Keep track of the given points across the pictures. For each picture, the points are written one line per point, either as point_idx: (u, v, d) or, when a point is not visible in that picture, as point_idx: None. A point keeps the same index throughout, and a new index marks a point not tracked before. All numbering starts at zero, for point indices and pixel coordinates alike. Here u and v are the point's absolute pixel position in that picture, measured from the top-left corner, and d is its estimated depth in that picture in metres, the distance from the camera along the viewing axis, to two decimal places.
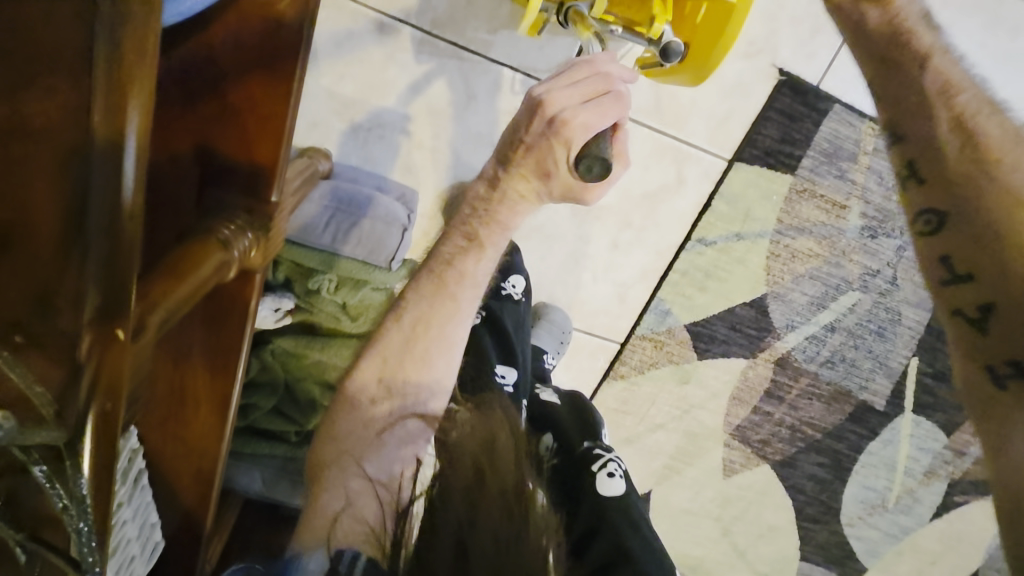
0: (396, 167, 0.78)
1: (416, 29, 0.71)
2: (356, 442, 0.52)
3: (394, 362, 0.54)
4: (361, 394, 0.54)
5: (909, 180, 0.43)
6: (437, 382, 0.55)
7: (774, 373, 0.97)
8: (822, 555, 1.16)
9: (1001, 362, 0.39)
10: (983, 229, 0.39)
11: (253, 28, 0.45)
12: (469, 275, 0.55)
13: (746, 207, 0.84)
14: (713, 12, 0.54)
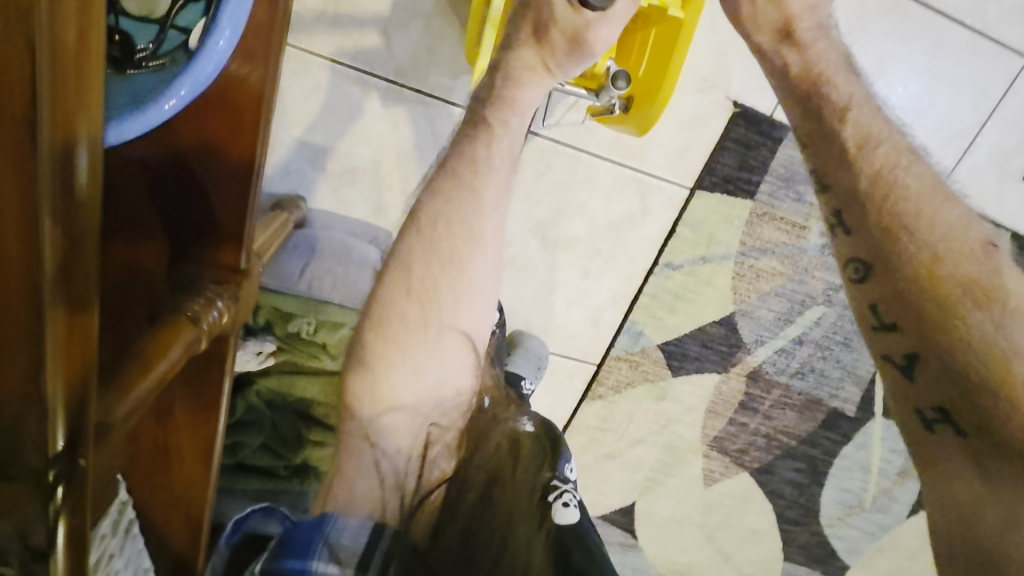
0: (368, 209, 0.80)
1: (381, 79, 0.74)
2: (380, 394, 0.50)
3: (424, 266, 0.50)
4: (392, 311, 0.50)
5: (842, 227, 0.46)
6: (469, 284, 0.51)
7: (746, 386, 1.01)
8: (805, 555, 1.20)
9: (928, 407, 0.42)
10: (902, 289, 0.42)
11: (218, 110, 0.46)
12: (483, 162, 0.50)
13: (709, 232, 0.87)
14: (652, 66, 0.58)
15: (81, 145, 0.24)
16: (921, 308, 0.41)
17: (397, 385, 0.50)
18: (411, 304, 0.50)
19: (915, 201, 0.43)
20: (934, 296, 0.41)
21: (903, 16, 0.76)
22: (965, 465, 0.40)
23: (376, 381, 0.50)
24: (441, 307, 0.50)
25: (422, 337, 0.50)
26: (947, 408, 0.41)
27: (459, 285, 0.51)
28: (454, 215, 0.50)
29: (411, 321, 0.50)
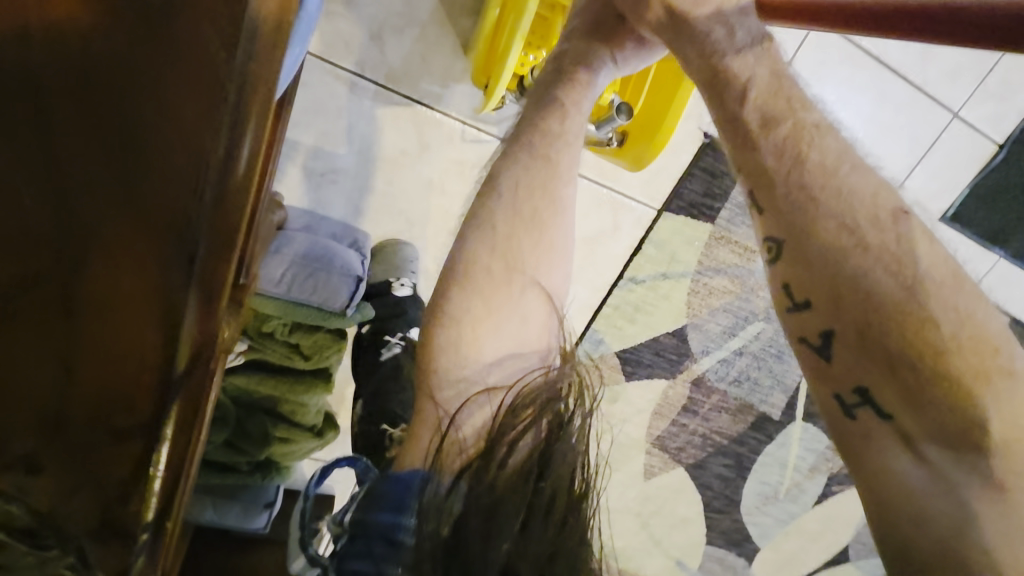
0: (347, 211, 0.80)
1: (371, 82, 0.72)
2: (463, 339, 0.53)
3: (508, 228, 0.55)
4: (474, 266, 0.55)
5: (755, 208, 0.48)
6: (556, 248, 0.57)
7: (690, 391, 1.09)
8: (724, 539, 1.33)
9: (850, 392, 0.44)
10: (806, 257, 0.45)
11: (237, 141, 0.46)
12: (562, 135, 0.57)
13: (671, 251, 0.92)
14: (650, 107, 0.62)
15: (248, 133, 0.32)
16: (834, 278, 0.43)
17: (482, 337, 0.53)
18: (495, 259, 0.55)
19: (814, 213, 0.44)
20: (864, 287, 0.42)
21: (859, 66, 0.83)
22: (906, 457, 0.42)
23: (460, 332, 0.53)
24: (525, 267, 0.55)
25: (500, 288, 0.54)
26: (868, 389, 0.43)
27: (542, 244, 0.56)
28: (534, 178, 0.56)
29: (496, 275, 0.54)
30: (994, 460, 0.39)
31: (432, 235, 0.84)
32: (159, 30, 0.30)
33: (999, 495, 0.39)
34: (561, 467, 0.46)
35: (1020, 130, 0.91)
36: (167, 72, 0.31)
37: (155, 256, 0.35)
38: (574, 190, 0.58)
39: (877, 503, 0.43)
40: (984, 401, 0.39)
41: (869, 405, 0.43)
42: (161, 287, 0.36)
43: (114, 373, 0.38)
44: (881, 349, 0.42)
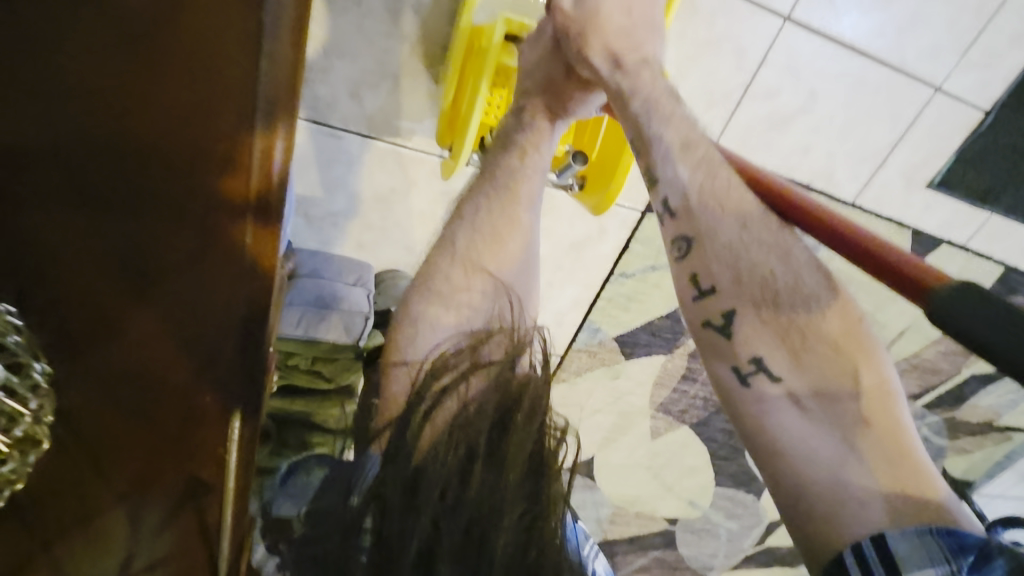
0: (351, 246, 0.87)
1: (356, 134, 0.76)
2: (420, 334, 0.58)
3: (470, 241, 0.61)
4: (436, 272, 0.60)
5: (669, 214, 0.54)
6: (511, 258, 0.63)
7: (688, 362, 1.17)
8: (732, 480, 1.46)
9: (747, 361, 0.50)
10: (711, 254, 0.52)
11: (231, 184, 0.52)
12: (517, 171, 0.62)
13: (658, 245, 0.97)
14: (606, 147, 0.67)
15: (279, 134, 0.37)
16: (737, 265, 0.50)
17: (437, 336, 0.58)
18: (457, 266, 0.61)
19: (717, 225, 0.51)
20: (762, 267, 0.49)
21: (830, 54, 0.82)
22: (795, 412, 0.48)
23: (418, 331, 0.58)
24: (485, 272, 0.61)
25: (465, 292, 0.60)
26: (761, 357, 0.49)
27: (503, 255, 0.62)
28: (494, 205, 0.62)
29: (455, 281, 0.60)
30: (861, 403, 0.45)
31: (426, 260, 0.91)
32: (204, 59, 0.34)
33: (865, 429, 0.45)
34: (479, 423, 0.51)
35: (1009, 92, 0.90)
36: (204, 50, 0.34)
37: (215, 265, 0.42)
38: (533, 214, 0.64)
39: (775, 465, 0.48)
40: (851, 354, 0.46)
41: (761, 371, 0.49)
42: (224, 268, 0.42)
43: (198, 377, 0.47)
44: (774, 318, 0.49)
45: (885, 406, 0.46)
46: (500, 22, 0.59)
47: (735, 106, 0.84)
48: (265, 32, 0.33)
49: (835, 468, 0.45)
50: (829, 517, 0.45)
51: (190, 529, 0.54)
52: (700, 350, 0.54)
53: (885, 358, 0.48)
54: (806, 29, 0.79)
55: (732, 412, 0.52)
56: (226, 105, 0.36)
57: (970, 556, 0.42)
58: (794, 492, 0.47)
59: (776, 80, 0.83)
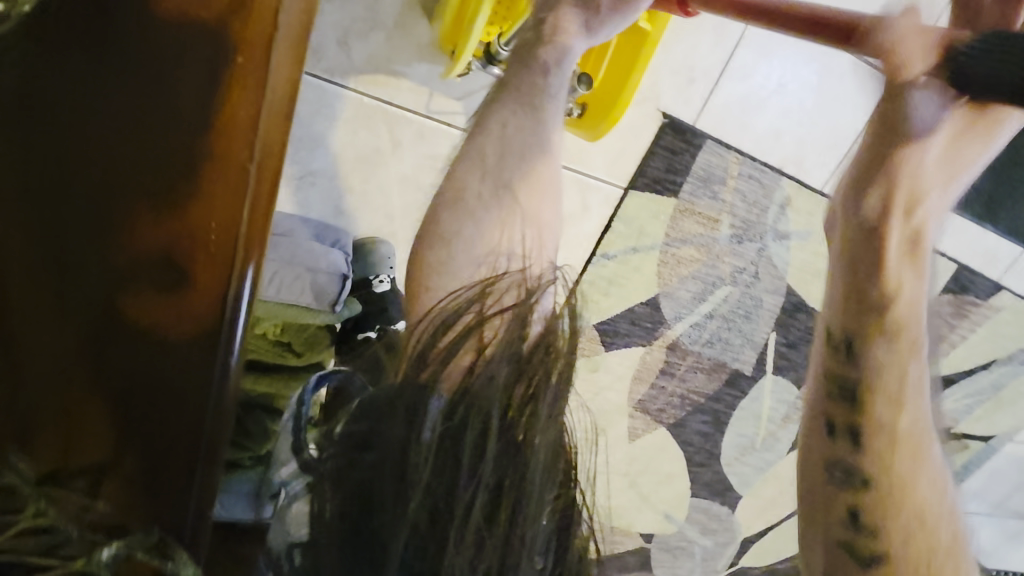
0: (328, 211, 0.82)
1: (341, 86, 0.74)
2: (449, 259, 0.52)
3: (494, 162, 0.54)
4: (461, 193, 0.54)
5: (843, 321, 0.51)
6: (539, 191, 0.56)
7: (666, 355, 1.15)
8: (708, 489, 1.42)
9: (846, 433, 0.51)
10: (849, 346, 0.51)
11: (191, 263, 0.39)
12: (542, 91, 0.55)
13: (640, 226, 0.97)
14: (610, 77, 0.67)
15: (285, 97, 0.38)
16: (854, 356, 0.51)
17: (457, 259, 0.52)
18: (485, 184, 0.54)
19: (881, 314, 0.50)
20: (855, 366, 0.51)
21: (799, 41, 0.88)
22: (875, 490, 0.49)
23: (447, 249, 0.53)
24: (512, 196, 0.54)
25: (489, 211, 0.53)
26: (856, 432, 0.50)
27: (525, 179, 0.55)
28: (518, 121, 0.55)
29: (485, 198, 0.54)
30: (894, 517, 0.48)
31: (407, 231, 0.87)
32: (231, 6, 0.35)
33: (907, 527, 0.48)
34: (486, 402, 0.42)
35: None
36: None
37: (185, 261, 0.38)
38: (556, 138, 0.56)
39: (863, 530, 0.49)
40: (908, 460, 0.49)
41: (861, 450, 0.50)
42: (184, 269, 0.38)
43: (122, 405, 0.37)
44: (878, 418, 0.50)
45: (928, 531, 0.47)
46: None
47: (714, 85, 0.87)
48: None
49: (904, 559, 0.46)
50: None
51: None
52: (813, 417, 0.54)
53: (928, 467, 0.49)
54: None
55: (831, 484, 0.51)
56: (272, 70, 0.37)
57: None
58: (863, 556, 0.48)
59: (751, 61, 0.87)
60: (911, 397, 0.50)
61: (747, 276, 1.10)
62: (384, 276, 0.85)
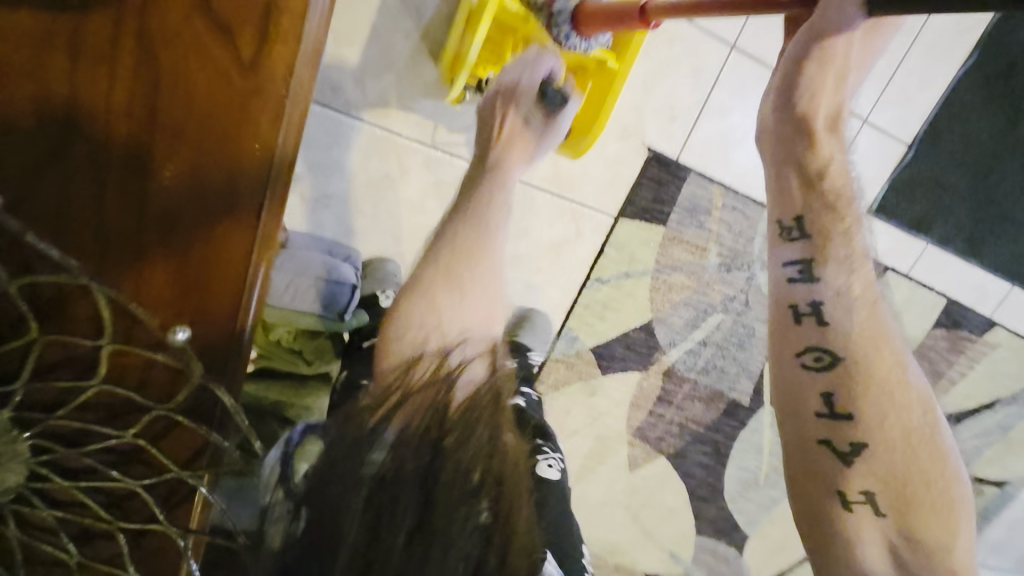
0: (341, 231, 0.91)
1: (358, 120, 0.84)
2: (402, 348, 0.51)
3: (446, 252, 0.55)
4: (420, 283, 0.54)
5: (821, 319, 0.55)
6: (492, 276, 0.55)
7: (662, 382, 1.19)
8: (713, 528, 1.39)
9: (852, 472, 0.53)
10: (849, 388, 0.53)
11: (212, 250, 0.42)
12: (498, 181, 0.57)
13: (630, 252, 1.04)
14: (588, 108, 0.76)
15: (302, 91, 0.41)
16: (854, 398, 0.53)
17: (410, 346, 0.51)
18: (441, 275, 0.54)
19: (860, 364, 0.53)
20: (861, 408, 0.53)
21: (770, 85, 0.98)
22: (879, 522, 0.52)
23: (401, 336, 0.52)
24: (464, 282, 0.54)
25: (443, 300, 0.53)
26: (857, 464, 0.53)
27: (478, 267, 0.55)
28: (472, 212, 0.56)
29: (439, 287, 0.53)
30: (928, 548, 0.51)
31: (412, 251, 0.95)
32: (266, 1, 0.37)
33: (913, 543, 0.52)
34: (412, 449, 0.41)
35: (923, 130, 1.08)
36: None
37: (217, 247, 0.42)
38: (502, 224, 0.56)
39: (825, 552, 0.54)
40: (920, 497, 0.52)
41: (870, 505, 0.52)
42: (217, 252, 0.42)
43: (174, 300, 0.42)
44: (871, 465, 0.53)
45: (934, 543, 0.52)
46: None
47: (693, 123, 0.96)
48: None
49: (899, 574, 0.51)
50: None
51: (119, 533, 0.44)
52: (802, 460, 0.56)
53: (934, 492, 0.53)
54: (748, 60, 0.95)
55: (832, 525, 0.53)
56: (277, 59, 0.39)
57: None
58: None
59: (728, 102, 0.96)
60: (885, 345, 0.55)
61: (738, 304, 1.15)
62: (390, 292, 0.92)
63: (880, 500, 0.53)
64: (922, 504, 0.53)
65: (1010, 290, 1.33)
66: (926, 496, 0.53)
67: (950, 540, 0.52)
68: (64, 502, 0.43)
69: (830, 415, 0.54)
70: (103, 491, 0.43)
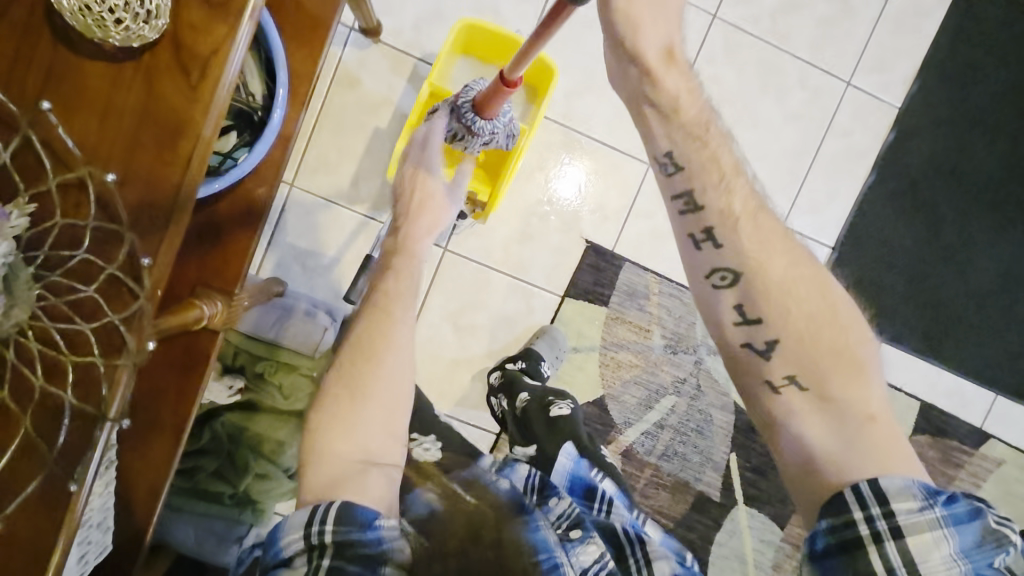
0: (332, 295, 1.15)
1: (352, 211, 1.13)
2: (324, 442, 0.64)
3: (349, 356, 0.69)
4: (327, 394, 0.67)
5: (715, 242, 0.64)
6: (386, 372, 0.69)
7: (622, 463, 1.22)
8: None
9: (779, 376, 0.62)
10: (773, 290, 0.62)
11: (140, 201, 0.51)
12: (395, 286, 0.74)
13: (577, 329, 1.19)
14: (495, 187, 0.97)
15: (218, 95, 0.51)
16: (781, 290, 0.62)
17: (334, 447, 0.64)
18: (342, 386, 0.68)
19: (762, 255, 0.63)
20: (785, 311, 0.62)
21: None
22: (817, 415, 0.60)
23: (318, 442, 0.64)
24: (364, 389, 0.67)
25: (347, 402, 0.66)
26: (794, 374, 0.61)
27: (374, 366, 0.69)
28: (377, 307, 0.73)
29: (338, 395, 0.67)
30: (869, 420, 0.59)
31: None
32: (203, 32, 0.50)
33: (874, 423, 0.59)
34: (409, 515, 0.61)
35: (843, 232, 1.22)
36: (196, 22, 0.50)
37: (139, 206, 0.51)
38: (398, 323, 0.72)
39: (793, 450, 0.61)
40: (841, 385, 0.60)
41: (793, 385, 0.61)
42: (138, 208, 0.51)
43: (102, 237, 0.51)
44: (799, 352, 0.61)
45: (889, 434, 0.60)
46: (428, 84, 0.91)
47: (623, 222, 1.18)
48: (240, 20, 0.50)
49: (839, 441, 0.59)
50: (828, 470, 0.59)
51: (55, 414, 0.52)
52: (731, 368, 0.65)
53: (870, 376, 0.61)
54: None
55: (763, 416, 0.63)
56: (202, 69, 0.50)
57: (944, 493, 0.57)
58: (797, 469, 0.61)
59: (651, 206, 1.18)
60: (777, 251, 0.63)
61: (690, 387, 1.23)
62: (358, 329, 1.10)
63: (801, 381, 0.61)
64: (836, 365, 0.60)
65: (994, 400, 1.30)
66: (839, 364, 0.60)
67: (864, 394, 0.60)
68: (43, 342, 0.51)
69: (745, 321, 0.63)
70: (49, 360, 0.52)
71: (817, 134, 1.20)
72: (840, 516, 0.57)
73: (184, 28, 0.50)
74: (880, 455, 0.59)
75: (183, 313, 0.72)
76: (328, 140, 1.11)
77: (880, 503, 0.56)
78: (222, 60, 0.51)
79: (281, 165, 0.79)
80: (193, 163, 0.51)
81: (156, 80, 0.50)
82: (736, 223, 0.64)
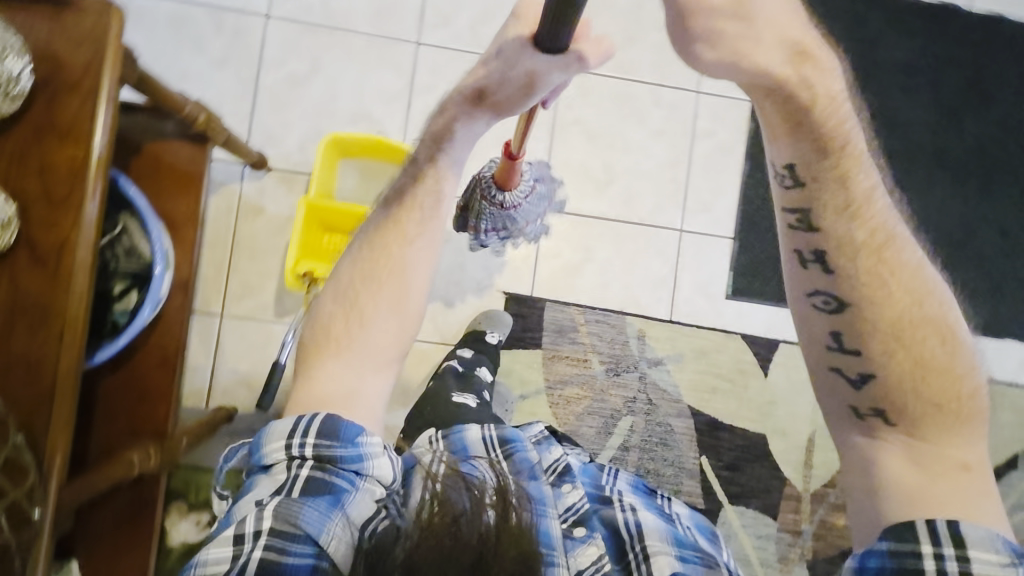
0: None
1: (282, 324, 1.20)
2: (316, 365, 0.69)
3: (352, 280, 0.72)
4: (325, 318, 0.72)
5: (819, 254, 0.59)
6: (389, 302, 0.71)
7: None
8: None
9: (867, 407, 0.61)
10: (895, 326, 0.58)
11: (26, 385, 0.58)
12: (416, 207, 0.75)
13: (519, 376, 1.24)
14: None
15: (77, 275, 0.58)
16: (894, 318, 0.58)
17: (329, 369, 0.68)
18: (340, 307, 0.71)
19: (892, 260, 0.58)
20: (887, 355, 0.59)
21: (588, 226, 1.27)
22: (906, 460, 0.59)
23: (316, 367, 0.69)
24: (364, 309, 0.71)
25: (344, 327, 0.70)
26: (885, 411, 0.60)
27: (379, 291, 0.71)
28: (387, 221, 0.75)
29: (335, 317, 0.71)
30: (966, 472, 0.57)
31: None
32: (56, 226, 0.59)
33: (967, 474, 0.57)
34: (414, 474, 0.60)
35: (738, 222, 1.30)
36: (48, 220, 0.59)
37: (27, 388, 0.58)
38: (404, 247, 0.73)
39: (870, 491, 0.60)
40: (938, 439, 0.58)
41: (879, 417, 0.60)
42: (27, 390, 0.58)
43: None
44: (913, 391, 0.59)
45: (983, 486, 0.57)
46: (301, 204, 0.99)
47: (534, 267, 1.26)
48: (85, 208, 0.59)
49: (917, 489, 0.57)
50: (898, 511, 0.57)
51: None
52: (818, 384, 0.64)
53: (974, 430, 0.58)
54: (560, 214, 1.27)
55: (847, 444, 0.63)
56: (61, 257, 0.59)
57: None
58: (865, 505, 0.60)
59: (555, 245, 1.26)
60: (898, 275, 0.58)
61: (643, 401, 1.26)
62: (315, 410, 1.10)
63: (891, 417, 0.60)
64: (946, 413, 0.58)
65: None
66: (940, 415, 0.58)
67: (966, 443, 0.58)
68: None
69: (839, 349, 0.61)
70: None
71: (685, 143, 1.30)
72: (906, 543, 0.54)
73: (39, 227, 0.59)
74: (970, 505, 0.56)
75: (112, 467, 0.77)
76: (247, 267, 1.20)
77: (958, 545, 0.53)
78: (77, 245, 0.59)
79: (184, 308, 0.87)
80: (65, 339, 0.58)
81: (24, 277, 0.58)
82: (852, 223, 0.57)
